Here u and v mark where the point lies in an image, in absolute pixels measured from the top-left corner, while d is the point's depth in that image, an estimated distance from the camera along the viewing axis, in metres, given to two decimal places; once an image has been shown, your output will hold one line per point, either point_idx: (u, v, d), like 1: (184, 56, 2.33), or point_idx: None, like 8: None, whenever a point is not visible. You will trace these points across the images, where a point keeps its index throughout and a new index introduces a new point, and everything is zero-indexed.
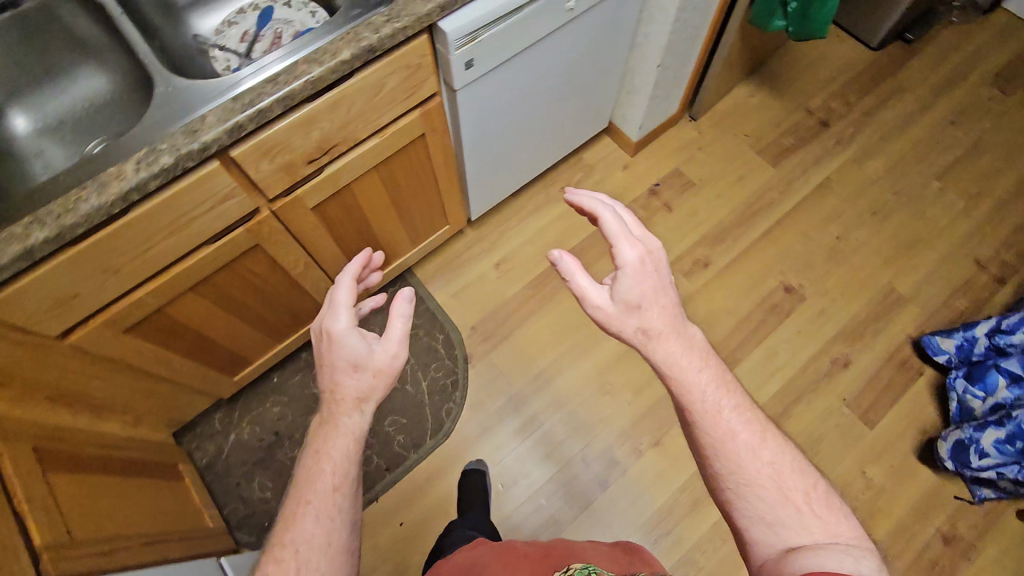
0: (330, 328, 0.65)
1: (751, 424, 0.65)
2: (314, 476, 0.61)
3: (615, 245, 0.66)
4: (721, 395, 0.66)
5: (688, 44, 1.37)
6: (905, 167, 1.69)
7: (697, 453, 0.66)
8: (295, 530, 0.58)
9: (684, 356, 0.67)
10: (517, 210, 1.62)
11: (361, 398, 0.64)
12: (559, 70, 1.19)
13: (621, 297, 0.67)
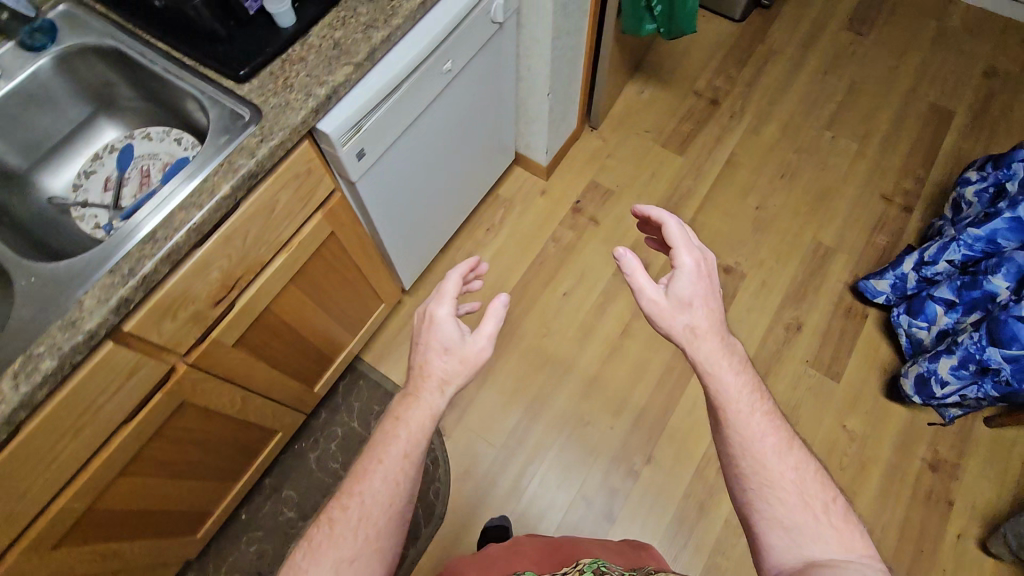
0: (433, 313, 0.68)
1: (782, 433, 0.67)
2: (383, 453, 0.66)
3: (675, 248, 0.68)
4: (756, 400, 0.68)
5: (570, 65, 1.37)
6: (797, 124, 1.76)
7: (725, 448, 0.68)
8: (359, 498, 0.64)
9: (726, 358, 0.68)
10: (449, 265, 1.57)
11: (445, 381, 0.67)
12: (455, 125, 1.16)
13: (675, 294, 0.67)
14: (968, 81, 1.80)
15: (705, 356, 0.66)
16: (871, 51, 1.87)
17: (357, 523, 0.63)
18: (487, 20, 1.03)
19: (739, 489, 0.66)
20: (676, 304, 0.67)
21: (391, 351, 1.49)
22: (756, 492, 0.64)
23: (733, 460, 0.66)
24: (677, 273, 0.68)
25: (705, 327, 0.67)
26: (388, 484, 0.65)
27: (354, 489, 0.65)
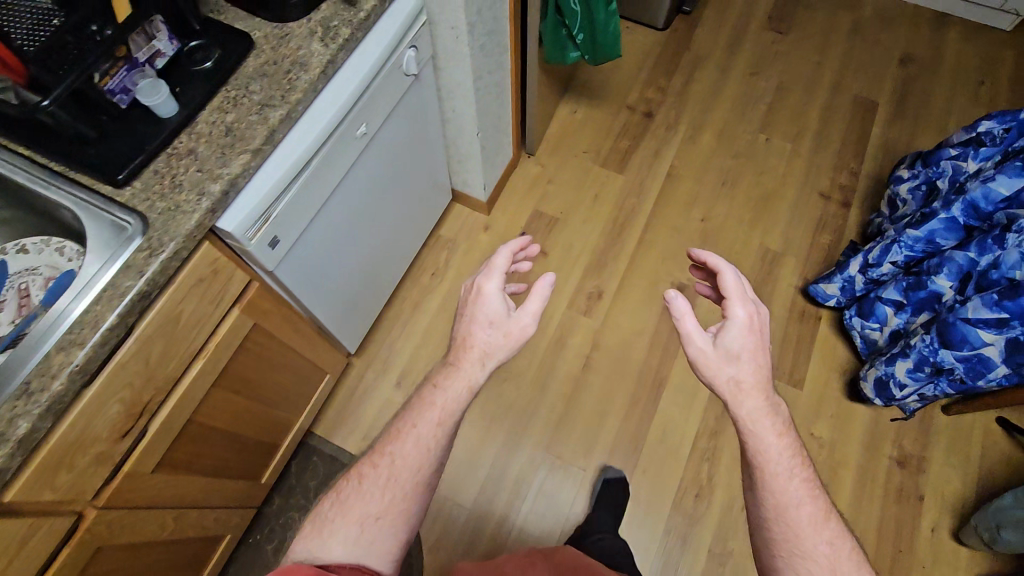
0: (483, 286, 0.71)
1: (819, 503, 0.68)
2: (414, 427, 0.69)
3: (730, 301, 0.69)
4: (796, 467, 0.69)
5: (498, 100, 1.30)
6: (732, 127, 1.72)
7: (756, 508, 0.69)
8: (389, 460, 0.68)
9: (770, 418, 0.69)
10: (397, 317, 1.50)
11: (485, 355, 0.69)
12: (383, 183, 1.09)
13: (723, 347, 0.68)
14: (885, 74, 1.79)
15: (750, 412, 0.67)
16: (792, 48, 1.84)
17: (385, 482, 0.67)
18: (401, 76, 0.96)
19: (769, 554, 0.67)
20: (724, 355, 0.68)
21: (344, 418, 1.40)
22: (786, 557, 0.66)
23: (766, 523, 0.68)
24: (727, 326, 0.70)
25: (750, 382, 0.68)
26: (418, 450, 0.68)
27: (386, 453, 0.69)
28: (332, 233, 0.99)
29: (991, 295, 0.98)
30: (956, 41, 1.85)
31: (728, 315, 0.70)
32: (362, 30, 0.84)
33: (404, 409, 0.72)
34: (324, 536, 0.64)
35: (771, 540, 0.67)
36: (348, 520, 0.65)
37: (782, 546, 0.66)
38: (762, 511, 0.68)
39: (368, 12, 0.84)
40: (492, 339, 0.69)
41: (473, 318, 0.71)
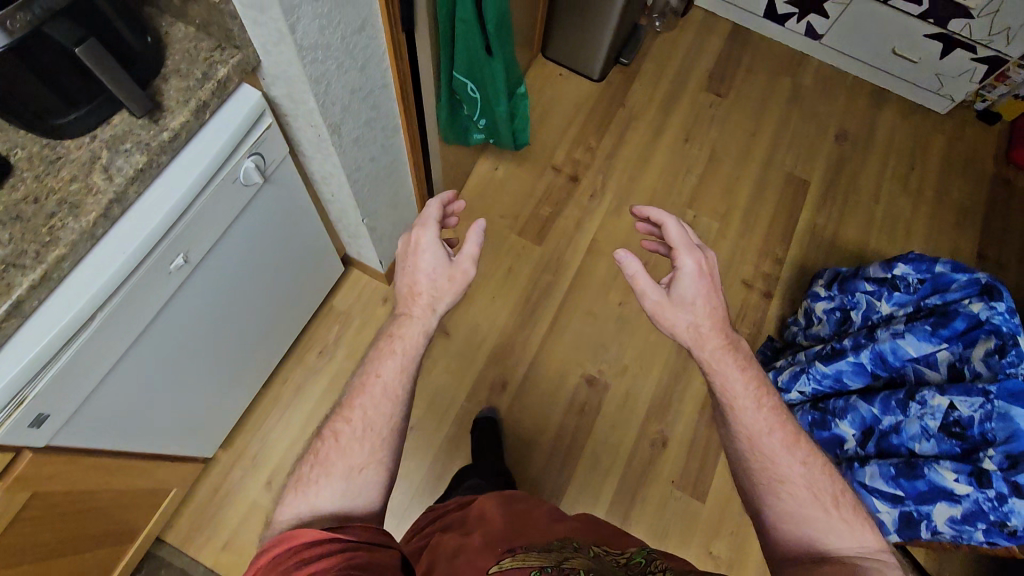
0: (420, 237, 0.73)
1: (789, 428, 0.71)
2: (373, 377, 0.68)
3: (676, 252, 0.77)
4: (762, 396, 0.73)
5: (389, 183, 1.14)
6: (660, 200, 1.61)
7: (733, 441, 0.72)
8: (359, 408, 0.66)
9: (729, 355, 0.74)
10: (273, 402, 1.33)
11: (434, 299, 0.72)
12: (244, 276, 0.92)
13: (676, 295, 0.76)
14: (819, 151, 1.71)
15: (709, 350, 0.73)
16: (729, 115, 1.72)
17: (361, 432, 0.64)
18: (240, 189, 0.79)
19: (750, 484, 0.70)
20: (677, 302, 0.76)
21: (202, 523, 1.23)
22: (766, 486, 0.68)
23: (742, 456, 0.71)
24: (679, 273, 0.76)
25: (707, 324, 0.75)
26: (387, 399, 0.67)
27: (348, 405, 0.67)
28: (168, 350, 0.83)
29: (888, 467, 0.91)
30: (893, 118, 1.77)
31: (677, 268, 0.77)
32: (167, 153, 0.67)
33: (366, 356, 0.71)
34: (309, 494, 0.61)
35: (750, 471, 0.70)
36: (333, 476, 0.62)
37: (760, 474, 0.69)
38: (737, 445, 0.71)
39: (175, 132, 0.66)
40: (431, 276, 0.72)
41: (409, 274, 0.73)
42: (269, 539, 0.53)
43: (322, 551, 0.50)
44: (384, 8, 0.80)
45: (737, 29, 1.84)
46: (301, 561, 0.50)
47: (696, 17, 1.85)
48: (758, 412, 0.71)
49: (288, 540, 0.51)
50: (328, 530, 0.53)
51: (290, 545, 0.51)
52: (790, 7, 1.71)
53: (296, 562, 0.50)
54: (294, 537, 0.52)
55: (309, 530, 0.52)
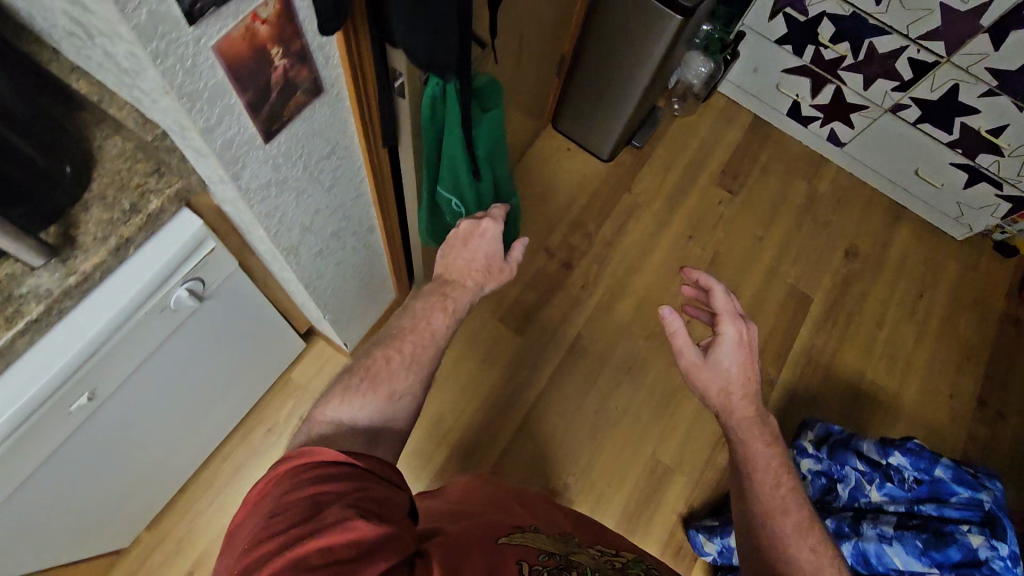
0: (486, 224, 0.86)
1: (803, 514, 0.79)
2: (422, 316, 0.80)
3: (719, 320, 0.86)
4: (784, 475, 0.82)
5: (361, 276, 1.05)
6: (653, 301, 1.52)
7: (750, 510, 0.81)
8: (407, 339, 0.77)
9: (757, 426, 0.84)
10: (210, 481, 1.23)
11: (482, 280, 0.85)
12: (186, 380, 0.84)
13: (713, 358, 0.86)
14: (826, 266, 1.63)
15: (736, 416, 0.85)
16: (736, 217, 1.64)
17: (408, 364, 0.75)
18: (172, 314, 0.70)
19: (758, 554, 0.77)
20: (713, 365, 0.86)
21: None
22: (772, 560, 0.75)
23: (757, 526, 0.80)
24: (719, 339, 0.86)
25: (739, 390, 0.85)
26: (431, 344, 0.78)
27: (401, 338, 0.77)
28: (84, 468, 0.75)
29: None
30: (908, 239, 1.69)
31: (719, 334, 0.86)
32: (74, 296, 0.58)
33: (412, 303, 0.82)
34: (346, 407, 0.70)
35: (760, 542, 0.78)
36: (376, 395, 0.71)
37: (770, 548, 0.76)
38: (752, 516, 0.80)
39: (84, 275, 0.57)
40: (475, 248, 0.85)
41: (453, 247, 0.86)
42: (294, 453, 0.63)
43: (331, 470, 0.60)
44: (359, 129, 0.71)
45: (758, 123, 1.76)
46: (312, 475, 0.59)
47: (717, 105, 1.76)
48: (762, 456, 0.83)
49: (306, 457, 0.61)
50: (343, 453, 0.62)
51: (308, 460, 0.61)
52: (815, 111, 1.63)
53: (308, 474, 0.59)
54: (313, 456, 0.61)
55: (326, 451, 0.62)
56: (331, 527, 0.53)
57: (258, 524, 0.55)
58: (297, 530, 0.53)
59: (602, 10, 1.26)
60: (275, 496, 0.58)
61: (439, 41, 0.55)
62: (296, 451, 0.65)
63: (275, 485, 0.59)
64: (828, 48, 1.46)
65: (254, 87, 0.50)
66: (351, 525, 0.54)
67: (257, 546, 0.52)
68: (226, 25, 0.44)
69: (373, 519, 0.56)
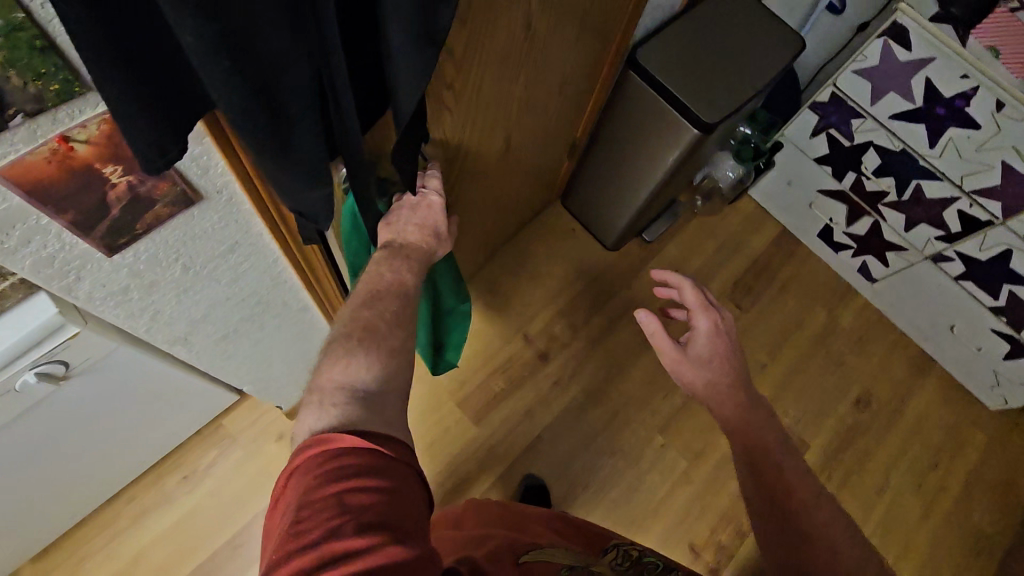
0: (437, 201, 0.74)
1: (810, 486, 0.68)
2: (387, 276, 0.68)
3: (691, 313, 0.84)
4: (784, 449, 0.72)
5: (293, 349, 0.96)
6: (628, 414, 1.39)
7: (752, 492, 0.70)
8: (389, 292, 0.67)
9: (751, 407, 0.76)
10: (110, 520, 1.16)
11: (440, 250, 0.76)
12: (58, 443, 0.76)
13: (693, 353, 0.82)
14: (831, 409, 1.46)
15: (726, 404, 0.77)
16: (740, 336, 1.50)
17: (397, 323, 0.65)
18: (19, 396, 0.62)
19: (765, 535, 0.67)
20: (695, 360, 0.81)
21: None
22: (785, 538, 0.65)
23: (759, 505, 0.69)
24: (693, 331, 0.83)
25: (726, 379, 0.78)
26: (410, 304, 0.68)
27: (371, 294, 0.67)
28: None
29: None
30: (932, 397, 1.50)
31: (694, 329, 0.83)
32: None
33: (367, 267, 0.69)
34: (349, 369, 0.59)
35: (767, 521, 0.67)
36: (376, 355, 0.61)
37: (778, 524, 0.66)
38: (754, 495, 0.70)
39: None
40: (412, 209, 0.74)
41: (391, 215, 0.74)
42: (307, 438, 0.52)
43: (355, 461, 0.49)
44: (269, 230, 0.62)
45: (785, 236, 1.61)
46: (332, 472, 0.48)
47: (743, 209, 1.63)
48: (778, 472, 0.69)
49: (320, 444, 0.50)
50: (365, 439, 0.51)
51: (324, 449, 0.49)
52: (848, 239, 1.48)
53: (326, 469, 0.48)
54: (330, 441, 0.50)
55: (345, 437, 0.50)
56: (364, 542, 0.43)
57: (280, 528, 0.45)
58: (325, 543, 0.43)
59: (618, 103, 1.15)
60: (294, 492, 0.47)
61: (302, 190, 0.45)
62: (307, 434, 0.53)
63: (291, 480, 0.49)
64: (870, 179, 1.32)
65: (77, 206, 0.42)
66: (384, 546, 0.44)
67: (279, 562, 0.42)
68: (14, 150, 0.35)
69: (404, 534, 0.46)
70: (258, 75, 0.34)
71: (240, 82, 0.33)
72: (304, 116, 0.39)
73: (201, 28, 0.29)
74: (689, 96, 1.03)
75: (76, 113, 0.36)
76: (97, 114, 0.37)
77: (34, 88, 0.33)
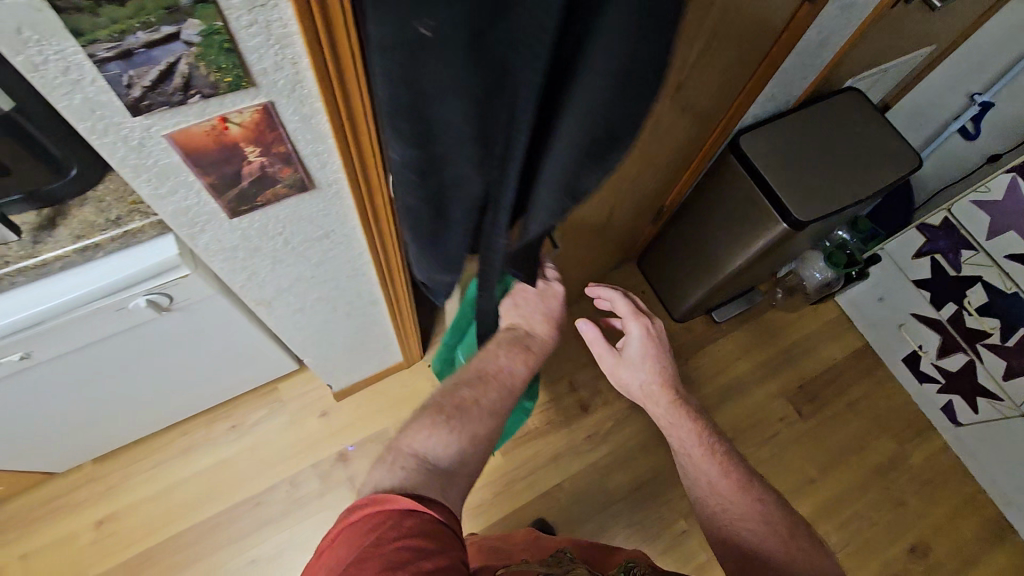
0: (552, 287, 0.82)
1: (734, 468, 0.79)
2: (499, 359, 0.75)
3: (623, 321, 0.83)
4: (716, 445, 0.81)
5: (354, 335, 1.04)
6: (654, 488, 1.35)
7: (683, 468, 0.82)
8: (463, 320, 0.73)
9: (683, 414, 0.82)
10: (161, 447, 1.29)
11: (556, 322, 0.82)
12: (144, 363, 0.87)
13: (627, 356, 0.84)
14: (877, 550, 1.34)
15: (658, 408, 0.83)
16: (792, 443, 1.43)
17: (492, 409, 0.70)
18: (129, 315, 0.72)
19: (693, 493, 0.80)
20: (631, 364, 0.84)
21: (24, 522, 1.20)
22: (715, 505, 0.77)
23: (689, 477, 0.81)
24: (627, 337, 0.84)
25: (658, 383, 0.83)
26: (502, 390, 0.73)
27: (479, 374, 0.73)
28: (13, 404, 0.80)
29: None
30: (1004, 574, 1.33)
31: (626, 335, 0.84)
32: (28, 274, 0.62)
33: (489, 346, 0.77)
34: (429, 440, 0.64)
35: (695, 485, 0.80)
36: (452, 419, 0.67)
37: (707, 496, 0.78)
38: (685, 470, 0.81)
39: (42, 261, 0.61)
40: (529, 296, 0.80)
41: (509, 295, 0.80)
42: (364, 497, 0.55)
43: (409, 523, 0.51)
44: (363, 225, 0.70)
45: (865, 352, 1.53)
46: (383, 527, 0.51)
47: (825, 313, 1.56)
48: (709, 465, 0.79)
49: (381, 504, 0.53)
50: (419, 503, 0.54)
51: (380, 508, 0.53)
52: (935, 371, 1.38)
53: (384, 524, 0.51)
54: (387, 500, 0.54)
55: (403, 499, 0.54)
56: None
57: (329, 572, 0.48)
58: None
59: (711, 182, 1.18)
60: (349, 543, 0.50)
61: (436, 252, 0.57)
62: (365, 494, 0.57)
63: (344, 535, 0.52)
64: (972, 316, 1.22)
65: (218, 173, 0.51)
66: None
67: None
68: (186, 121, 0.45)
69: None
70: (440, 174, 0.45)
71: (426, 177, 0.45)
72: (462, 207, 0.50)
73: (415, 143, 0.41)
74: (787, 188, 1.04)
75: (239, 101, 0.45)
76: (253, 105, 0.46)
77: (214, 79, 0.42)
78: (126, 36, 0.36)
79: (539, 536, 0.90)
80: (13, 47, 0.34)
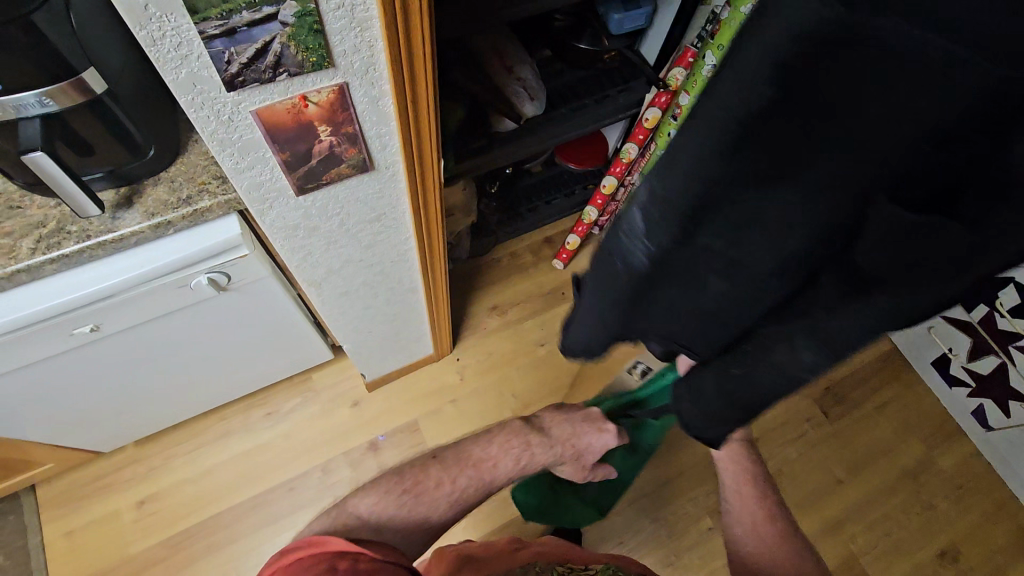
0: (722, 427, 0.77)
1: (784, 522, 0.76)
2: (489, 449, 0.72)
3: None
4: (769, 494, 0.79)
5: (392, 322, 1.07)
6: (679, 485, 1.36)
7: (726, 505, 0.80)
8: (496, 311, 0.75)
9: (743, 457, 0.81)
10: (199, 431, 1.33)
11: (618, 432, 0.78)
12: (197, 343, 0.91)
13: None
14: (905, 554, 1.33)
15: (721, 446, 0.81)
16: (819, 444, 1.42)
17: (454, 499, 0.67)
18: (191, 292, 0.77)
19: (730, 531, 0.78)
20: None
21: (68, 500, 1.25)
22: (751, 548, 0.75)
23: (730, 515, 0.79)
24: None
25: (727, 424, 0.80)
26: (476, 483, 0.70)
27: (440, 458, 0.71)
28: (75, 376, 0.85)
29: None
30: None
31: None
32: (106, 247, 0.66)
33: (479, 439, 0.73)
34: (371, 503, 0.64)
35: (736, 527, 0.78)
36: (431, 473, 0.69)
37: (743, 538, 0.76)
38: (729, 508, 0.80)
39: (121, 235, 0.66)
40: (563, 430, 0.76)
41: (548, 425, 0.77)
42: (292, 543, 0.54)
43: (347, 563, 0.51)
44: (413, 209, 0.73)
45: (893, 355, 1.52)
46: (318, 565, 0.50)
47: None
48: (755, 505, 0.77)
49: (315, 546, 0.53)
50: (354, 544, 0.54)
51: (314, 549, 0.52)
52: (966, 375, 1.38)
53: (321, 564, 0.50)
54: (322, 543, 0.53)
55: (336, 541, 0.53)
56: None
57: None
58: None
59: None
60: None
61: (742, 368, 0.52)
62: (298, 541, 0.56)
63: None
64: (1003, 317, 1.22)
65: (292, 151, 0.55)
66: None
67: None
68: (271, 98, 0.49)
69: None
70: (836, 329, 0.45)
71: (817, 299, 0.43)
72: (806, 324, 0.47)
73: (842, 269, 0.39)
74: None
75: (318, 82, 0.49)
76: (330, 86, 0.50)
77: (301, 59, 0.46)
78: (232, 15, 0.40)
79: (516, 544, 0.72)
80: (139, 21, 0.38)
